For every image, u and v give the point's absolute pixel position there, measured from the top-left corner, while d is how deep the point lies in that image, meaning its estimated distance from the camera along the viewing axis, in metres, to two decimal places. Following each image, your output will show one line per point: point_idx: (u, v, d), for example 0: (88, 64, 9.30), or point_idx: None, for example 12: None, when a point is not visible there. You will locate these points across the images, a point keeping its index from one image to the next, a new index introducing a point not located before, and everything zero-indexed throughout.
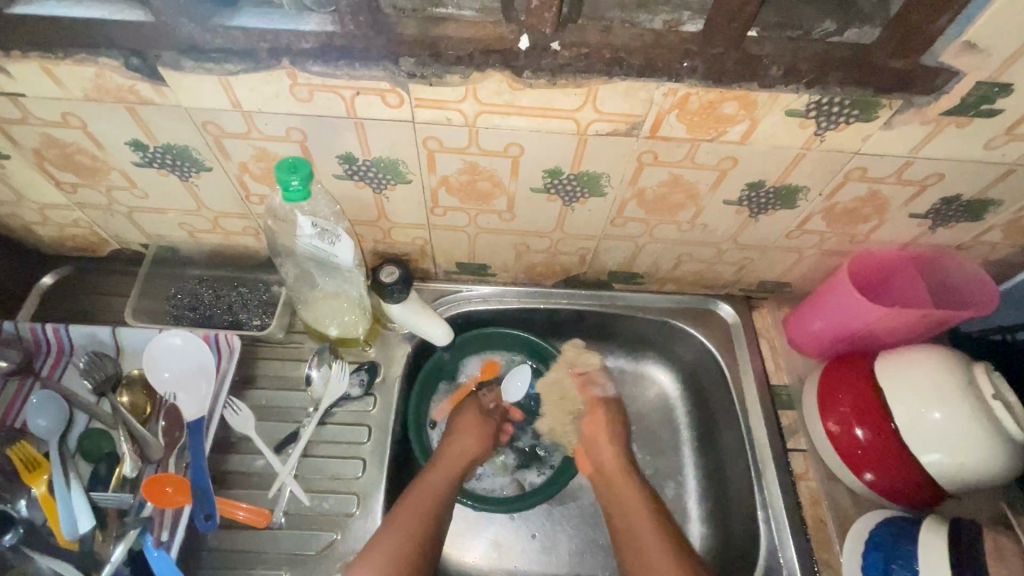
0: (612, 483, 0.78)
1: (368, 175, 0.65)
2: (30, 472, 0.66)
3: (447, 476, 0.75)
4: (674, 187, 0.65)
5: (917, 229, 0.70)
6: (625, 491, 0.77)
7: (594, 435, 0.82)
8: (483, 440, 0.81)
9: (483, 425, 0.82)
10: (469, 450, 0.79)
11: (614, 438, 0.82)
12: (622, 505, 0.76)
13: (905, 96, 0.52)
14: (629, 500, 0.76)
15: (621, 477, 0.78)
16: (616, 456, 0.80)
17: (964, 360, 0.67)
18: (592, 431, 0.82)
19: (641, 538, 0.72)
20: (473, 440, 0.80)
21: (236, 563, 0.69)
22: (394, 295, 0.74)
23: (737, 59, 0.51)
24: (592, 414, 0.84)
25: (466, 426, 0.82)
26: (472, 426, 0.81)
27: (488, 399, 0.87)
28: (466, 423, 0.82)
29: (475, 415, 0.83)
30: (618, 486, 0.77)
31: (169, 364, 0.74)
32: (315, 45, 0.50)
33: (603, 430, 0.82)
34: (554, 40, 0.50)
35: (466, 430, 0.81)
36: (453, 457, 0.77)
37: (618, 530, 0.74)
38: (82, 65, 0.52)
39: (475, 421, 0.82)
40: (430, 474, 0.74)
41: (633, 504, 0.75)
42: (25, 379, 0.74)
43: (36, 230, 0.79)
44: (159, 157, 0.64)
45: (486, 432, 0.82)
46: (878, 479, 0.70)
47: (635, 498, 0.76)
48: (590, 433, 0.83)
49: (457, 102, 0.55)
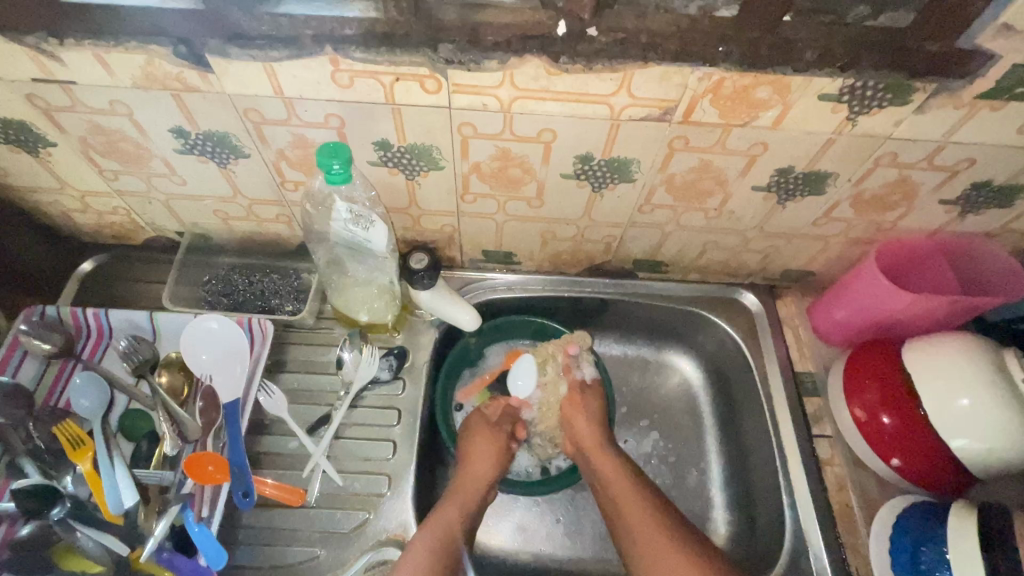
0: (592, 460, 0.78)
1: (402, 161, 0.66)
2: (75, 450, 0.68)
3: (460, 507, 0.73)
4: (704, 173, 0.66)
5: (946, 216, 0.71)
6: (609, 467, 0.76)
7: (570, 415, 0.81)
8: (499, 464, 0.78)
9: (495, 449, 0.79)
10: (482, 478, 0.76)
11: (592, 415, 0.81)
12: (608, 483, 0.75)
13: (939, 79, 0.53)
14: (612, 473, 0.75)
15: (601, 453, 0.78)
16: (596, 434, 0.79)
17: (993, 346, 0.67)
18: (569, 411, 0.82)
19: (629, 517, 0.72)
20: (488, 467, 0.77)
21: (271, 540, 0.71)
22: (424, 282, 0.76)
23: (772, 43, 0.51)
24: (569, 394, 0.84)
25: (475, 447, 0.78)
26: (484, 450, 0.78)
27: (490, 412, 0.84)
28: (477, 448, 0.78)
29: (488, 434, 0.80)
30: (600, 463, 0.77)
31: (206, 346, 0.76)
32: (357, 32, 0.52)
33: (582, 409, 0.81)
34: (591, 25, 0.51)
35: (480, 456, 0.78)
36: (464, 487, 0.75)
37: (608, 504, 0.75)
38: (132, 53, 0.54)
39: (488, 442, 0.79)
40: (444, 508, 0.72)
41: (614, 479, 0.75)
42: (67, 361, 0.76)
43: (76, 218, 0.81)
44: (200, 144, 0.66)
45: (501, 455, 0.79)
46: (905, 464, 0.70)
47: (618, 474, 0.75)
48: (568, 413, 0.82)
49: (494, 88, 0.56)
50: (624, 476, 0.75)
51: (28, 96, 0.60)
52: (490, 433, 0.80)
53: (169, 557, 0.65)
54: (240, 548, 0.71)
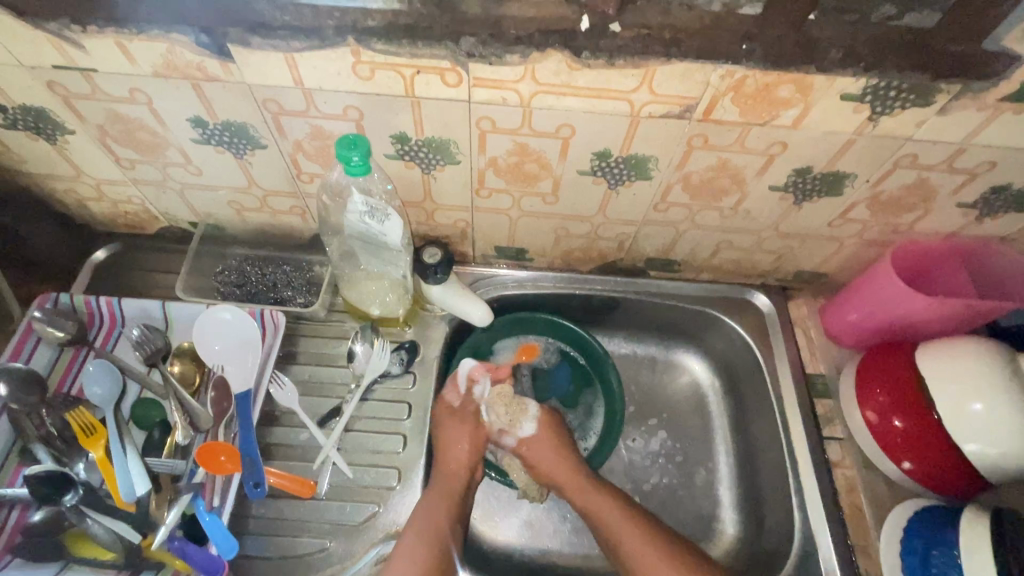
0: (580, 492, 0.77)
1: (419, 155, 0.66)
2: (88, 437, 0.69)
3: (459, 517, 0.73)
4: (721, 171, 0.66)
5: (962, 219, 0.70)
6: (599, 501, 0.75)
7: (544, 459, 0.79)
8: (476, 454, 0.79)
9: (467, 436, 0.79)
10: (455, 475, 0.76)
11: (563, 454, 0.79)
12: (601, 521, 0.74)
13: (963, 81, 0.52)
14: (604, 511, 0.75)
15: (591, 485, 0.77)
16: (571, 469, 0.78)
17: (1009, 351, 0.67)
18: (538, 446, 0.80)
19: (627, 544, 0.72)
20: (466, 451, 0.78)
21: (281, 530, 0.72)
22: (436, 277, 0.76)
23: (795, 42, 0.51)
24: (529, 439, 0.81)
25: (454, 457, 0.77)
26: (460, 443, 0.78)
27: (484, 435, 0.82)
28: (454, 438, 0.78)
29: (468, 424, 0.80)
30: (589, 498, 0.76)
31: (219, 337, 0.76)
32: (380, 23, 0.52)
33: (548, 436, 0.81)
34: (614, 22, 0.51)
35: (454, 444, 0.78)
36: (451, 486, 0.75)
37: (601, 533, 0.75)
38: (154, 41, 0.54)
39: (466, 432, 0.79)
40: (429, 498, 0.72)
41: (603, 509, 0.75)
42: (80, 349, 0.76)
43: (91, 206, 0.82)
44: (217, 134, 0.66)
45: (472, 448, 0.79)
46: (916, 467, 0.70)
47: (608, 505, 0.75)
48: (536, 463, 0.80)
49: (514, 82, 0.56)
50: (613, 504, 0.75)
51: (49, 83, 0.60)
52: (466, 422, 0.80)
53: (181, 545, 0.64)
54: (250, 538, 0.71)
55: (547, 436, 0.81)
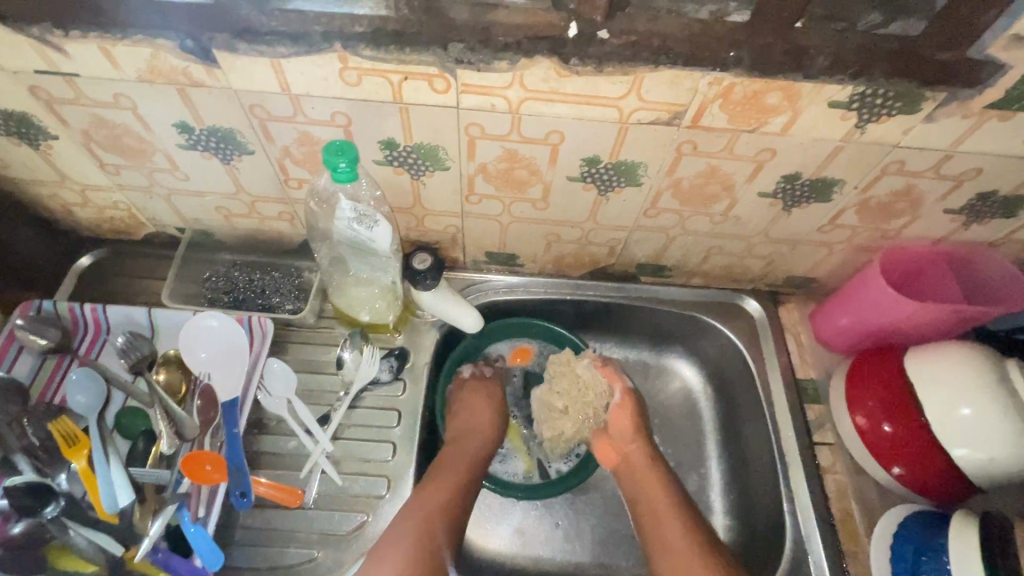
0: (635, 472, 0.79)
1: (408, 161, 0.66)
2: (69, 447, 0.67)
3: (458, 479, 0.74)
4: (711, 177, 0.66)
5: (950, 225, 0.71)
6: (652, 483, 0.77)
7: (619, 435, 0.82)
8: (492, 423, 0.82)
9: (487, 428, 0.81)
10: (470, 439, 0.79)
11: (636, 429, 0.82)
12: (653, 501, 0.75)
13: (948, 89, 0.53)
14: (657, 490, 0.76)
15: (646, 469, 0.78)
16: (640, 447, 0.80)
17: (996, 356, 0.67)
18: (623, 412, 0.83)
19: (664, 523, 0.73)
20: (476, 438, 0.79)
21: (268, 541, 0.71)
22: (427, 283, 0.75)
23: (783, 49, 0.51)
24: (613, 404, 0.84)
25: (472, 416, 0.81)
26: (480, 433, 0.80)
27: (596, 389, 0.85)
28: (467, 427, 0.80)
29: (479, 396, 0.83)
30: (642, 479, 0.78)
31: (205, 345, 0.75)
32: (367, 29, 0.51)
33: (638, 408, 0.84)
34: (603, 28, 0.51)
35: (471, 416, 0.81)
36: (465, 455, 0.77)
37: (645, 514, 0.75)
38: (138, 46, 0.53)
39: (486, 404, 0.83)
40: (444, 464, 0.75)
41: (654, 493, 0.76)
42: (64, 357, 0.75)
43: (76, 212, 0.80)
44: (204, 139, 0.65)
45: (486, 439, 0.80)
46: (907, 472, 0.70)
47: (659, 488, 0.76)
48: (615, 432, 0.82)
49: (503, 89, 0.55)
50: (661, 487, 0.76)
51: (32, 88, 0.59)
52: (486, 395, 0.84)
53: (165, 558, 0.63)
54: (236, 549, 0.70)
55: (631, 407, 0.83)
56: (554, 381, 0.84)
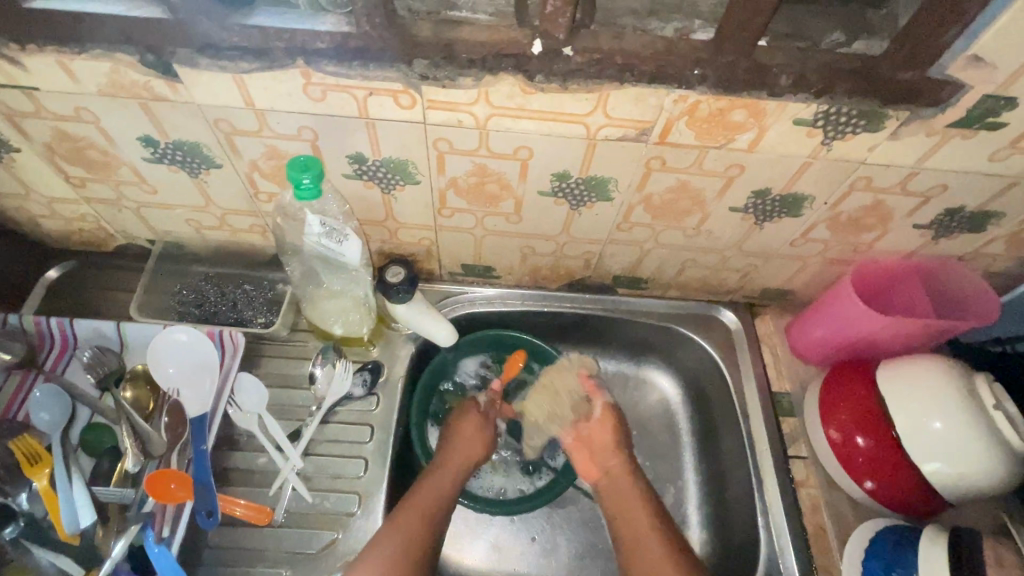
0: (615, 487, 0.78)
1: (378, 175, 0.65)
2: (31, 466, 0.65)
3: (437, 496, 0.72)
4: (681, 192, 0.66)
5: (919, 240, 0.71)
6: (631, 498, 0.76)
7: (596, 448, 0.81)
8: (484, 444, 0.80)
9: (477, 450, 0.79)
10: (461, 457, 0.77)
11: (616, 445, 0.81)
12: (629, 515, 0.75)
13: (911, 108, 0.53)
14: (633, 504, 0.75)
15: (623, 483, 0.78)
16: (620, 463, 0.79)
17: (966, 371, 0.67)
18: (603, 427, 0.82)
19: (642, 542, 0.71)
20: (462, 462, 0.77)
21: (236, 560, 0.69)
22: (401, 295, 0.74)
23: (746, 67, 0.51)
24: (593, 419, 0.83)
25: (464, 434, 0.80)
26: (467, 457, 0.78)
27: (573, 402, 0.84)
28: (459, 446, 0.78)
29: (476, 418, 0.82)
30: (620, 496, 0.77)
31: (173, 360, 0.74)
32: (329, 45, 0.51)
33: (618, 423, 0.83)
34: (567, 45, 0.51)
35: (464, 437, 0.79)
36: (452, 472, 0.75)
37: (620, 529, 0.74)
38: (97, 60, 0.53)
39: (478, 428, 0.81)
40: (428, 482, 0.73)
41: (630, 506, 0.75)
42: (29, 372, 0.74)
43: (43, 224, 0.79)
44: (170, 153, 0.64)
45: (472, 463, 0.78)
46: (878, 487, 0.70)
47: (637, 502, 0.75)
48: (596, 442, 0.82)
49: (469, 105, 0.55)
50: (638, 503, 0.75)
51: None
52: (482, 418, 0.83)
53: None
54: (202, 568, 0.69)
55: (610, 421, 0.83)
56: (542, 397, 0.84)
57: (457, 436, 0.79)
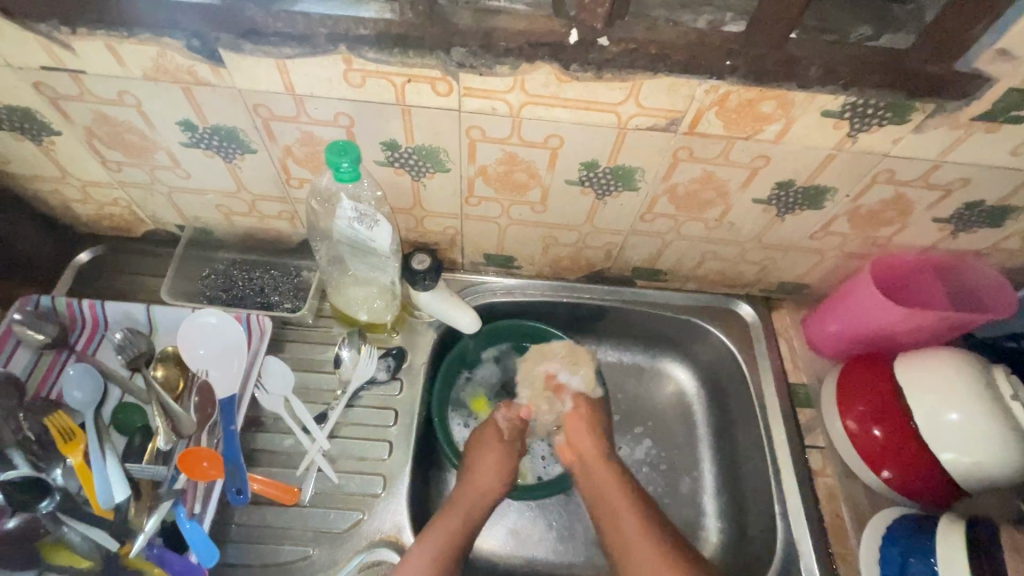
0: (590, 463, 0.78)
1: (409, 162, 0.66)
2: (65, 443, 0.67)
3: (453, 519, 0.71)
4: (706, 183, 0.67)
5: (938, 234, 0.72)
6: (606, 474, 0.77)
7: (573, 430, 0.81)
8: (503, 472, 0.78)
9: (496, 483, 0.77)
10: (482, 486, 0.76)
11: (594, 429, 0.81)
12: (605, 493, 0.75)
13: (936, 100, 0.54)
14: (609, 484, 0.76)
15: (603, 465, 0.78)
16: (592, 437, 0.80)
17: (983, 362, 0.68)
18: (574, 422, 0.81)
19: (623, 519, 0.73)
20: (482, 493, 0.75)
21: (263, 537, 0.71)
22: (425, 284, 0.76)
23: (777, 59, 0.53)
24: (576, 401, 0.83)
25: (483, 461, 0.77)
26: (486, 487, 0.76)
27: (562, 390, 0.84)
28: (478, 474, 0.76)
29: (497, 449, 0.79)
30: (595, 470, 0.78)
31: (204, 342, 0.75)
32: (371, 32, 0.52)
33: (585, 420, 0.81)
34: (603, 35, 0.52)
35: (481, 464, 0.77)
36: (467, 496, 0.74)
37: (600, 503, 0.76)
38: (145, 44, 0.54)
39: (496, 453, 0.79)
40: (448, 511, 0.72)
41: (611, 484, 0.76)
42: (61, 352, 0.75)
43: (76, 208, 0.81)
44: (206, 138, 0.66)
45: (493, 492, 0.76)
46: (895, 476, 0.71)
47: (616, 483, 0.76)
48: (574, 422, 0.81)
49: (504, 93, 0.57)
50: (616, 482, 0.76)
51: (36, 84, 0.60)
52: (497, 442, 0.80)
53: (160, 553, 0.64)
54: (231, 545, 0.70)
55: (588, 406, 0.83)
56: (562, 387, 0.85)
57: (476, 468, 0.77)
